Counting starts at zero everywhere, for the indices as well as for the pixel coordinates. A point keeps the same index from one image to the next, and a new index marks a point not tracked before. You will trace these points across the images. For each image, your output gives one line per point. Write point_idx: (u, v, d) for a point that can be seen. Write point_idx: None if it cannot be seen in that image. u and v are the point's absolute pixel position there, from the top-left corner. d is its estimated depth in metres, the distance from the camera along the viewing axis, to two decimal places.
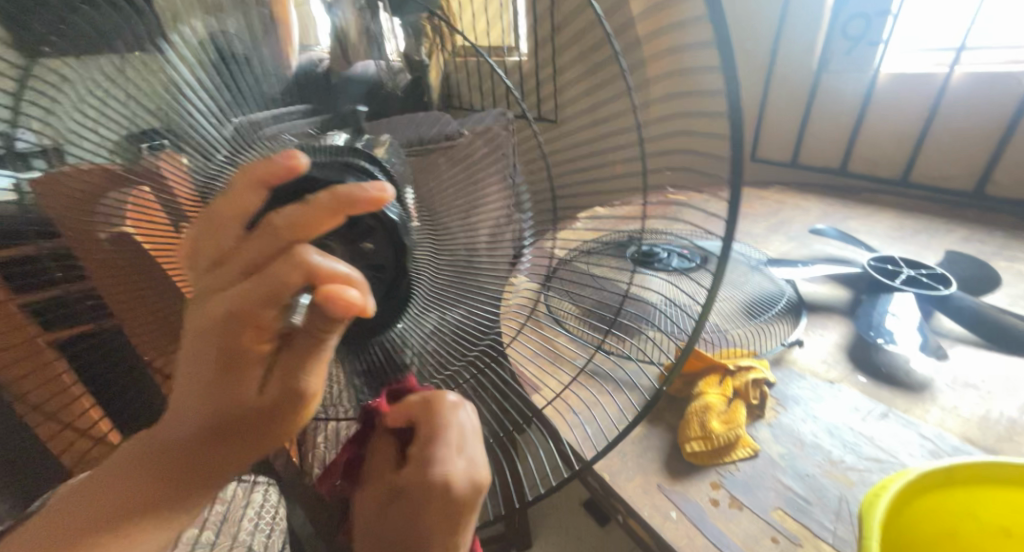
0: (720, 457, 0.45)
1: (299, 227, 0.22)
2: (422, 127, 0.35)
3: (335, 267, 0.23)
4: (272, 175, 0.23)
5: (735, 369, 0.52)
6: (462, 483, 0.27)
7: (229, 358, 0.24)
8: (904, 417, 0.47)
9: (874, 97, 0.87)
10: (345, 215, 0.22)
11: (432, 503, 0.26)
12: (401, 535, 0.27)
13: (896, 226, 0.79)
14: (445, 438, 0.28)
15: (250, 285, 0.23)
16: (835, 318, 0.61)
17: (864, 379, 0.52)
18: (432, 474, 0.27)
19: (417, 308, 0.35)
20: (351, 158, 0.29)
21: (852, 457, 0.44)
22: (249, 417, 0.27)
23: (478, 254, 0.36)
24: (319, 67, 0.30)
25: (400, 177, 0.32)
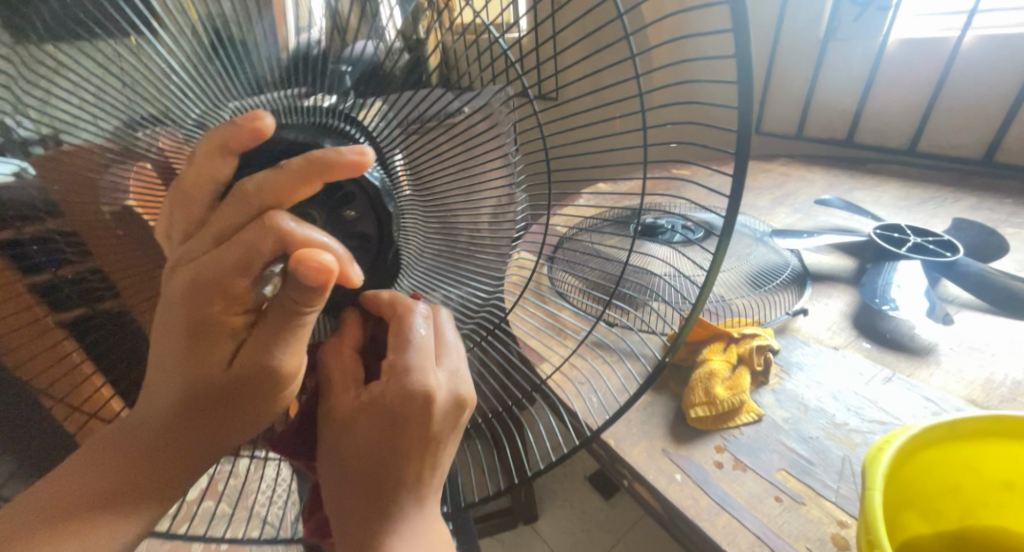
0: (724, 422, 0.46)
1: (270, 192, 0.21)
2: (420, 102, 0.30)
3: (308, 234, 0.21)
4: (240, 143, 0.21)
5: (739, 337, 0.52)
6: (444, 397, 0.28)
7: (204, 327, 0.24)
8: (908, 381, 0.47)
9: (883, 65, 0.85)
10: (319, 179, 0.21)
11: (411, 413, 0.28)
12: (389, 442, 0.28)
13: (903, 196, 0.79)
14: (424, 350, 0.29)
15: (219, 252, 0.22)
16: (840, 287, 0.61)
17: (869, 344, 0.52)
18: (411, 387, 0.27)
19: (412, 279, 0.35)
20: (330, 119, 0.28)
21: (856, 420, 0.44)
22: (227, 390, 0.27)
23: (480, 235, 0.35)
24: (317, 47, 0.28)
25: (384, 139, 0.30)
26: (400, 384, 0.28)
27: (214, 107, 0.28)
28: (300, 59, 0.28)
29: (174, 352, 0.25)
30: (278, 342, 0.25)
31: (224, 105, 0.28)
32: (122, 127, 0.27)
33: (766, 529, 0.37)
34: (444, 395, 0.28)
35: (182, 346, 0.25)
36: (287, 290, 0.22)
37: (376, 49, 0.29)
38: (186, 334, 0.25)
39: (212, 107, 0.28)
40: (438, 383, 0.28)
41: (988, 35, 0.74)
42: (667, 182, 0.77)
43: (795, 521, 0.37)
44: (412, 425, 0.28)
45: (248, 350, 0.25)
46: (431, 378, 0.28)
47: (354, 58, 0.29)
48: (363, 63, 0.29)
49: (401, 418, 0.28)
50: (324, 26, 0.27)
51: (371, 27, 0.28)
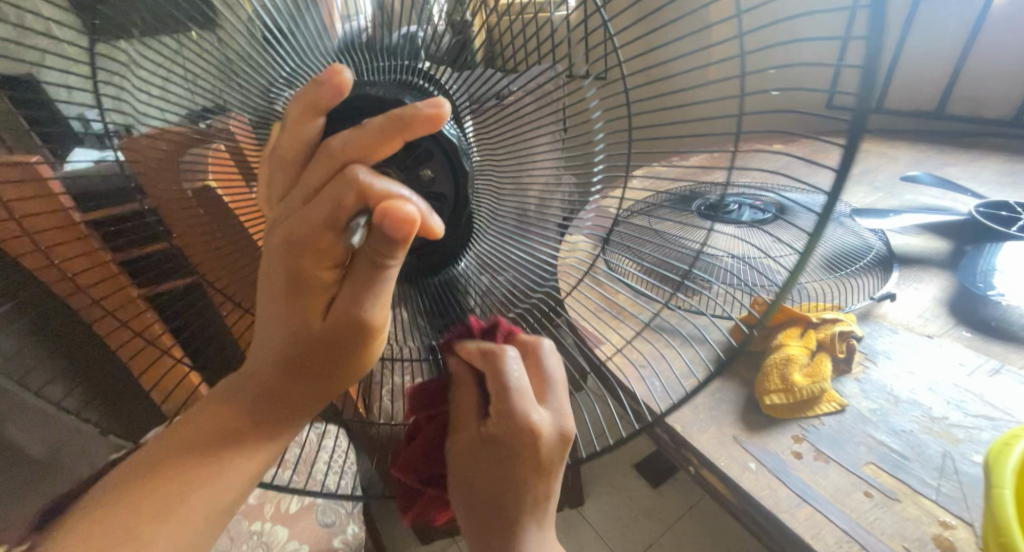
0: (801, 411, 0.43)
1: (355, 149, 0.21)
2: (474, 80, 0.27)
3: (389, 187, 0.20)
4: (323, 100, 0.21)
5: (818, 322, 0.48)
6: (550, 433, 0.30)
7: (296, 284, 0.24)
8: (1019, 374, 0.43)
9: (986, 24, 0.76)
10: (399, 138, 0.20)
11: (524, 451, 0.29)
12: (501, 482, 0.30)
13: (1005, 171, 0.70)
14: (524, 395, 0.30)
15: (311, 206, 0.22)
16: (933, 270, 0.56)
17: (969, 333, 0.47)
18: (524, 432, 0.29)
19: (480, 248, 0.31)
20: (414, 78, 0.26)
21: (957, 414, 0.40)
22: (312, 349, 0.26)
23: (528, 214, 0.31)
24: (364, 36, 0.28)
25: (459, 101, 0.27)
26: (507, 425, 0.29)
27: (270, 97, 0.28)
28: (348, 47, 0.28)
29: (276, 306, 0.26)
30: (359, 298, 0.24)
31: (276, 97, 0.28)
32: (188, 117, 0.29)
33: (855, 525, 0.34)
34: (551, 432, 0.29)
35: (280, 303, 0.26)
36: (369, 244, 0.21)
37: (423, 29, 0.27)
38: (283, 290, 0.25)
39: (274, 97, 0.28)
40: (541, 421, 0.29)
41: None
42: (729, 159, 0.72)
43: (887, 519, 0.34)
44: (526, 462, 0.29)
45: (335, 308, 0.25)
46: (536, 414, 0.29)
47: (404, 37, 0.27)
48: (412, 42, 0.27)
49: (517, 464, 0.29)
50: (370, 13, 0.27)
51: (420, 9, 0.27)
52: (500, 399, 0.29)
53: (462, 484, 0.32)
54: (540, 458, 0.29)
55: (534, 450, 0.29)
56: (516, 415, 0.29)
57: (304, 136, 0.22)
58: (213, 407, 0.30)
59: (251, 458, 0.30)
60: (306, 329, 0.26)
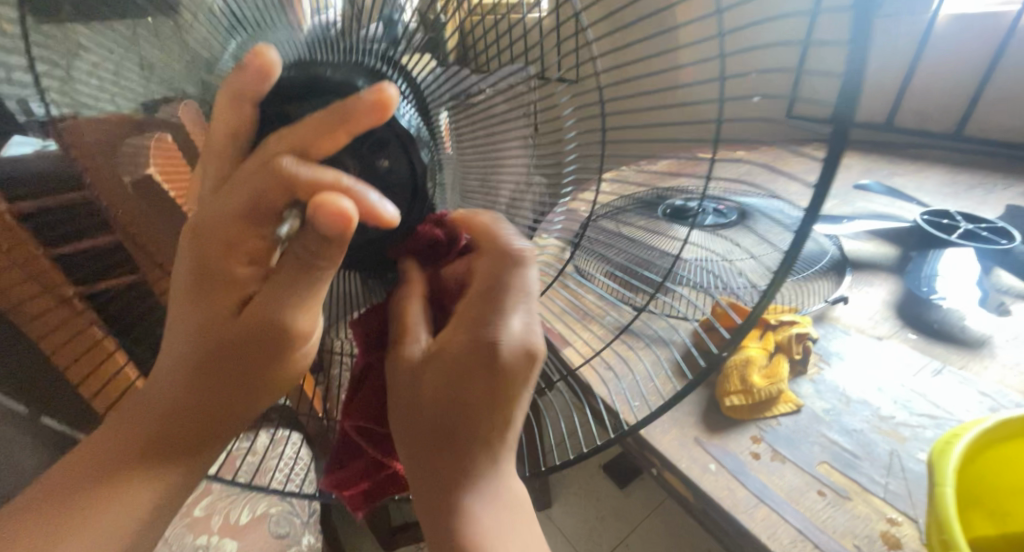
0: (760, 411, 0.44)
1: (290, 142, 0.18)
2: (442, 79, 0.24)
3: (320, 173, 0.18)
4: (251, 90, 0.19)
5: (776, 324, 0.49)
6: (514, 343, 0.26)
7: (210, 274, 0.22)
8: (960, 373, 0.44)
9: (929, 42, 0.80)
10: (342, 130, 0.17)
11: (485, 369, 0.25)
12: (451, 397, 0.26)
13: (947, 181, 0.74)
14: (494, 291, 0.26)
15: (232, 190, 0.19)
16: (882, 275, 0.58)
17: (915, 335, 0.49)
18: (484, 341, 0.25)
19: (442, 242, 0.28)
20: (368, 60, 0.22)
21: (904, 413, 0.42)
22: (227, 346, 0.24)
23: (498, 214, 0.29)
24: (334, 28, 0.24)
25: (430, 92, 0.24)
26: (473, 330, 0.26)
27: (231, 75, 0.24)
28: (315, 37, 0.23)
29: (188, 292, 0.23)
30: (279, 303, 0.22)
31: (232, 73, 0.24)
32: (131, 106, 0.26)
33: (808, 524, 0.35)
34: (516, 341, 0.25)
35: (193, 290, 0.23)
36: (299, 240, 0.19)
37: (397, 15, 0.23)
38: (195, 277, 0.23)
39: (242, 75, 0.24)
40: (508, 328, 0.26)
41: None
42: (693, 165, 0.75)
43: (840, 517, 0.35)
44: (480, 373, 0.25)
45: (252, 307, 0.23)
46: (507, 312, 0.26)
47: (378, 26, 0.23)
48: (385, 30, 0.23)
49: (472, 379, 0.26)
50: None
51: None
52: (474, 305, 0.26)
53: (400, 399, 0.27)
54: (501, 369, 0.25)
55: (491, 357, 0.25)
56: (480, 321, 0.25)
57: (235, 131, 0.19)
58: (130, 414, 0.27)
59: (172, 471, 0.28)
60: (220, 328, 0.23)
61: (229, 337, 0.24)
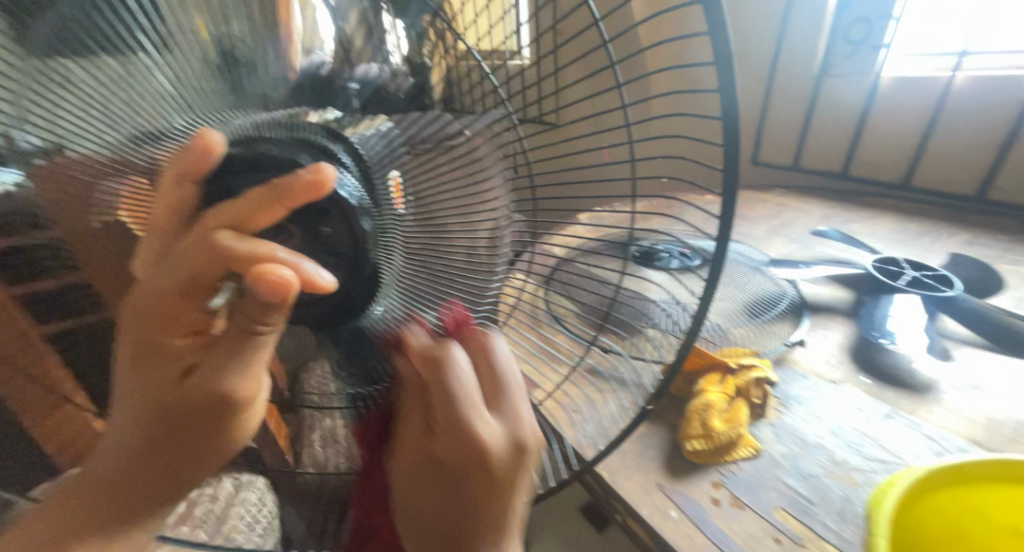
0: (722, 456, 0.44)
1: (229, 217, 0.19)
2: (422, 124, 0.28)
3: (259, 246, 0.19)
4: (191, 167, 0.19)
5: (737, 368, 0.50)
6: (500, 446, 0.24)
7: (153, 347, 0.23)
8: (909, 418, 0.46)
9: (876, 101, 0.87)
10: (278, 206, 0.19)
11: (472, 467, 0.24)
12: (448, 501, 0.25)
13: (898, 229, 0.78)
14: (472, 398, 0.24)
15: (170, 272, 0.20)
16: (838, 319, 0.61)
17: (868, 379, 0.51)
18: (467, 441, 0.24)
19: (399, 290, 0.27)
20: (313, 136, 0.22)
21: (857, 457, 0.43)
22: (171, 420, 0.24)
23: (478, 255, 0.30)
24: (324, 68, 0.24)
25: (374, 164, 0.25)
26: (451, 437, 0.24)
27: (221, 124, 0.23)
28: (305, 83, 0.24)
29: (131, 363, 0.24)
30: (225, 372, 0.23)
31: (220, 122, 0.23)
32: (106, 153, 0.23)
33: None
34: (501, 444, 0.24)
35: (135, 363, 0.24)
36: (242, 308, 0.20)
37: (381, 71, 0.27)
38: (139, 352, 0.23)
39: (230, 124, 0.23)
40: (490, 430, 0.24)
41: (976, 77, 0.76)
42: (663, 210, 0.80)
43: None
44: (477, 482, 0.24)
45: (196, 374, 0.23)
46: (485, 422, 0.24)
47: (360, 80, 0.26)
48: (370, 86, 0.26)
49: (465, 483, 0.24)
50: (333, 47, 0.24)
51: (377, 49, 0.26)
52: (444, 413, 0.24)
53: (408, 499, 0.26)
54: (492, 475, 0.24)
55: (484, 470, 0.24)
56: (455, 428, 0.24)
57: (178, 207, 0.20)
58: (81, 483, 0.27)
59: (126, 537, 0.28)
60: (166, 396, 0.24)
61: (169, 414, 0.24)
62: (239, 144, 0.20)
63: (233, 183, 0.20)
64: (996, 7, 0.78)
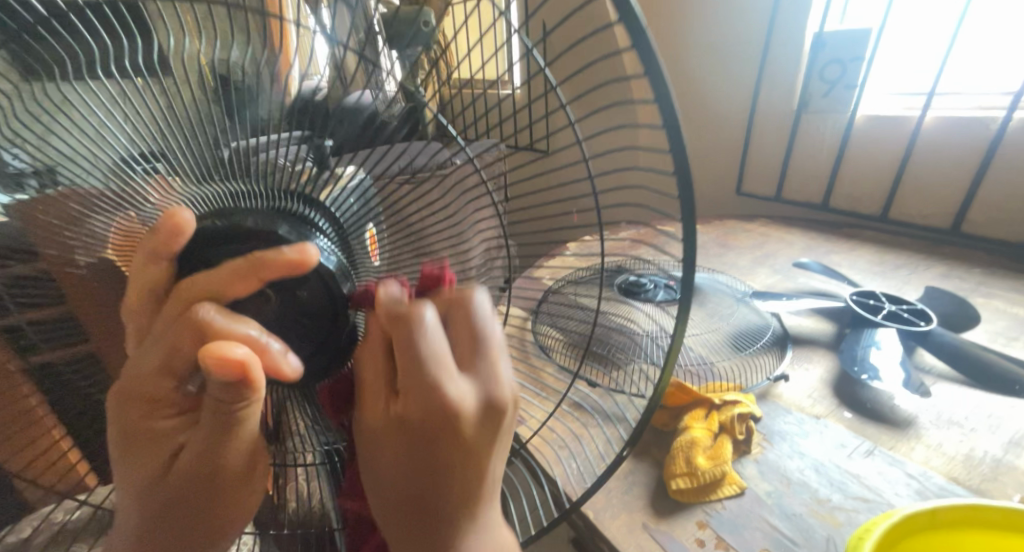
0: (706, 495, 0.44)
1: (203, 285, 0.19)
2: (414, 154, 0.27)
3: (227, 322, 0.20)
4: (164, 246, 0.19)
5: (721, 404, 0.51)
6: (472, 410, 0.22)
7: (135, 430, 0.23)
8: (890, 455, 0.46)
9: (852, 137, 0.91)
10: (256, 278, 0.19)
11: (441, 433, 0.21)
12: (418, 473, 0.23)
13: (877, 260, 0.80)
14: (442, 359, 0.21)
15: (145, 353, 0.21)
16: (820, 351, 0.62)
17: (850, 414, 0.52)
18: (434, 408, 0.21)
19: None
20: (291, 204, 0.23)
21: (839, 496, 0.43)
22: (164, 503, 0.24)
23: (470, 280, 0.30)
24: (319, 95, 0.24)
25: (347, 223, 0.26)
26: (415, 399, 0.21)
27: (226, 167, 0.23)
28: (301, 109, 0.24)
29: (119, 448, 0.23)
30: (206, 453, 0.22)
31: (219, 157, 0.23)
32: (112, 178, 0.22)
33: None
34: (471, 408, 0.22)
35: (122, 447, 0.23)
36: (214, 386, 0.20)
37: (375, 99, 0.25)
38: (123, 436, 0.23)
39: (231, 172, 0.24)
40: (460, 394, 0.21)
41: (944, 117, 0.80)
42: (649, 242, 0.81)
43: None
44: (446, 452, 0.22)
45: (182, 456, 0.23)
46: (452, 383, 0.21)
47: (352, 112, 0.25)
48: (363, 117, 0.25)
49: (433, 452, 0.22)
50: (326, 72, 0.23)
51: (372, 81, 0.24)
52: (407, 374, 0.21)
53: (375, 472, 0.24)
54: (464, 442, 0.22)
55: (451, 433, 0.21)
56: (417, 388, 0.21)
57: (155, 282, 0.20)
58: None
59: None
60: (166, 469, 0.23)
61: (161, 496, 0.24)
62: (219, 216, 0.21)
63: (211, 255, 0.21)
64: (962, 52, 0.83)
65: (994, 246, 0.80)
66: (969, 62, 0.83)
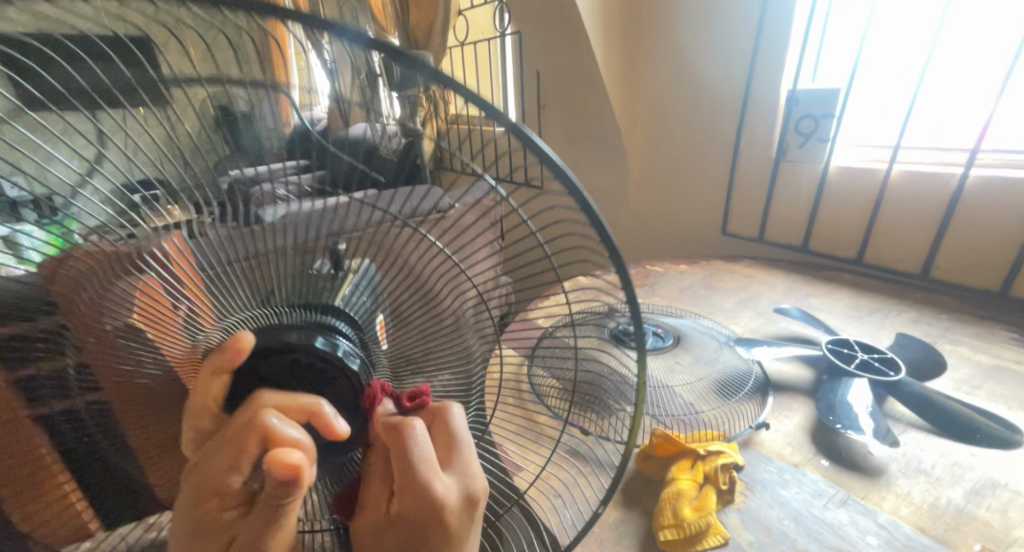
0: (693, 546, 0.47)
1: (273, 403, 0.25)
2: (417, 198, 0.32)
3: (286, 430, 0.24)
4: (226, 366, 0.25)
5: (705, 455, 0.54)
6: (453, 501, 0.26)
7: (198, 528, 0.25)
8: (862, 504, 0.50)
9: (827, 186, 0.97)
10: (312, 410, 0.25)
11: (428, 523, 0.25)
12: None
13: (853, 304, 0.85)
14: (428, 463, 0.26)
15: (212, 458, 0.24)
16: (799, 398, 0.66)
17: (826, 463, 0.55)
18: (422, 499, 0.25)
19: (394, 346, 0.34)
20: (314, 314, 0.29)
21: (816, 545, 0.46)
22: None
23: (465, 315, 0.34)
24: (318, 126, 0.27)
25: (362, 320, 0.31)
26: (408, 498, 0.25)
27: (241, 264, 0.27)
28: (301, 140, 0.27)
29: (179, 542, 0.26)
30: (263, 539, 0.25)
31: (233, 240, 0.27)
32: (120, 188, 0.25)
33: None
34: (454, 500, 0.26)
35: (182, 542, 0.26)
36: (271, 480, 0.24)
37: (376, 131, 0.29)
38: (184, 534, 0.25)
39: (258, 263, 0.28)
40: (444, 490, 0.26)
41: (908, 171, 0.86)
42: None
43: None
44: (430, 537, 0.25)
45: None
46: (436, 479, 0.26)
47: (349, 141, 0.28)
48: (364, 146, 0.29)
49: (423, 539, 0.26)
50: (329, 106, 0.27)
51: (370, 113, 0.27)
52: (402, 477, 0.25)
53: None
54: (445, 531, 0.26)
55: (435, 522, 0.25)
56: (409, 486, 0.25)
57: (217, 395, 0.25)
58: None
59: None
60: None
61: None
62: (265, 333, 0.27)
63: (267, 369, 0.26)
64: (923, 110, 0.89)
65: (960, 291, 0.85)
66: (930, 119, 0.89)
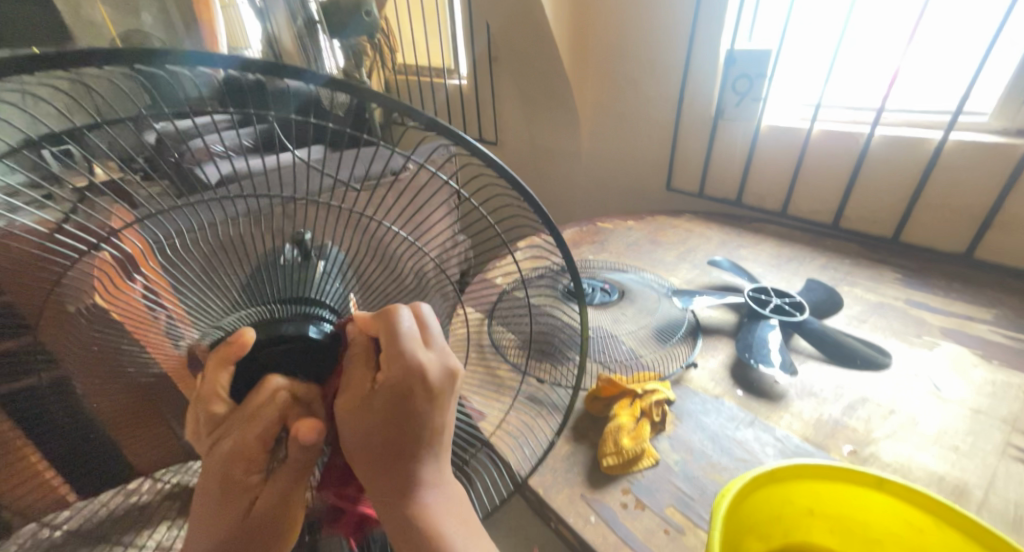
0: (630, 468, 0.56)
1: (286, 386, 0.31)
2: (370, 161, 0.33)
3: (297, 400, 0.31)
4: (232, 355, 0.30)
5: (643, 393, 0.63)
6: (436, 369, 0.32)
7: (227, 489, 0.31)
8: (765, 423, 0.60)
9: (759, 144, 1.04)
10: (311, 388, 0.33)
11: (414, 385, 0.30)
12: (395, 433, 0.31)
13: (775, 254, 0.96)
14: (412, 337, 0.31)
15: (240, 430, 0.30)
16: (724, 339, 0.76)
17: (741, 392, 0.65)
18: (409, 367, 0.30)
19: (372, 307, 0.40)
20: (304, 307, 0.34)
21: (726, 459, 0.56)
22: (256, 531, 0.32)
23: (426, 276, 0.41)
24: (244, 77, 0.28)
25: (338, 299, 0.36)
26: (396, 361, 0.30)
27: (201, 241, 0.31)
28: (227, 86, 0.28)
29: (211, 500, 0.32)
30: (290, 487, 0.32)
31: (197, 236, 0.30)
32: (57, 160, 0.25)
33: None
34: (437, 368, 0.31)
35: (214, 501, 0.32)
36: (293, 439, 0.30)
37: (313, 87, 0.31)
38: (216, 492, 0.31)
39: (217, 236, 0.31)
40: (427, 360, 0.31)
41: (827, 129, 0.94)
42: None
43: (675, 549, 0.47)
44: (419, 397, 0.31)
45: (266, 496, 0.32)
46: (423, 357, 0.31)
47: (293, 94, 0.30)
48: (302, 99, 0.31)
49: (410, 402, 0.30)
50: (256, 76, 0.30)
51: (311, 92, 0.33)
52: (390, 348, 0.30)
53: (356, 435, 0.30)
54: (429, 391, 0.31)
55: (422, 384, 0.30)
56: (400, 357, 0.30)
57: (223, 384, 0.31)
58: None
59: None
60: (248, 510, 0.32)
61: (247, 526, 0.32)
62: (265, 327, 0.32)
63: (268, 351, 0.31)
64: (843, 71, 0.97)
65: (863, 239, 0.97)
66: (848, 79, 0.97)
